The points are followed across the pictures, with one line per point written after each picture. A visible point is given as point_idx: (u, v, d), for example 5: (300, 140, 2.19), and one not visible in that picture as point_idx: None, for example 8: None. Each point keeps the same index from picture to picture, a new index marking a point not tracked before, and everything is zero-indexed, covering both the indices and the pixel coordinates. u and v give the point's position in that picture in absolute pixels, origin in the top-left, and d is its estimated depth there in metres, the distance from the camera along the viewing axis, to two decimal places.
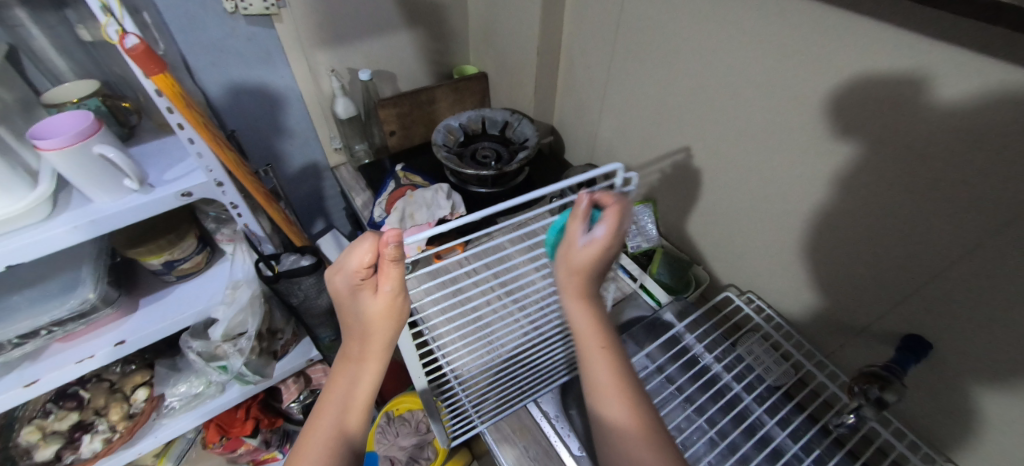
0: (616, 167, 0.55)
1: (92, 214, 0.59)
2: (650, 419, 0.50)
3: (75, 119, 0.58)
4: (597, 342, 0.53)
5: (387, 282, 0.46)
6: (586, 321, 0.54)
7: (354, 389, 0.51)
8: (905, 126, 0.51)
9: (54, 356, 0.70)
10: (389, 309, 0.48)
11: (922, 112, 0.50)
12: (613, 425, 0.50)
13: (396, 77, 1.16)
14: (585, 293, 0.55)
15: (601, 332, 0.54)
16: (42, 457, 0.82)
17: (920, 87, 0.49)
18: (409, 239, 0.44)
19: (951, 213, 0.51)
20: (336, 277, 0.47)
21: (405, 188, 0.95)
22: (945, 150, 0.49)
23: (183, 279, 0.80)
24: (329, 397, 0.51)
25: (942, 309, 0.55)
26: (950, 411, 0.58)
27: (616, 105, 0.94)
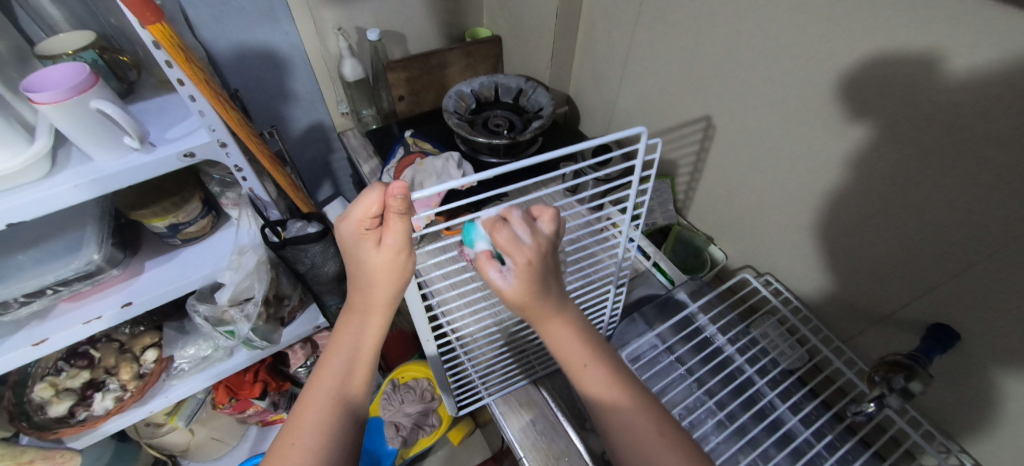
0: (641, 131, 0.45)
1: (92, 173, 0.57)
2: (666, 423, 0.46)
3: (53, 81, 0.54)
4: (583, 360, 0.49)
5: (393, 236, 0.44)
6: (569, 338, 0.49)
7: (359, 341, 0.50)
8: (950, 103, 0.47)
9: (61, 315, 0.69)
10: (393, 264, 0.46)
11: (969, 88, 0.45)
12: (630, 437, 0.45)
13: (405, 38, 1.10)
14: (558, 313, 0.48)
15: (584, 345, 0.49)
16: (55, 412, 0.84)
17: (971, 59, 0.44)
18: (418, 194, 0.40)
19: (988, 199, 0.47)
20: (342, 226, 0.45)
21: (413, 156, 0.92)
22: (989, 129, 0.45)
23: (189, 243, 0.79)
24: (334, 348, 0.50)
25: (968, 301, 0.52)
26: (968, 402, 0.57)
27: (636, 74, 0.89)
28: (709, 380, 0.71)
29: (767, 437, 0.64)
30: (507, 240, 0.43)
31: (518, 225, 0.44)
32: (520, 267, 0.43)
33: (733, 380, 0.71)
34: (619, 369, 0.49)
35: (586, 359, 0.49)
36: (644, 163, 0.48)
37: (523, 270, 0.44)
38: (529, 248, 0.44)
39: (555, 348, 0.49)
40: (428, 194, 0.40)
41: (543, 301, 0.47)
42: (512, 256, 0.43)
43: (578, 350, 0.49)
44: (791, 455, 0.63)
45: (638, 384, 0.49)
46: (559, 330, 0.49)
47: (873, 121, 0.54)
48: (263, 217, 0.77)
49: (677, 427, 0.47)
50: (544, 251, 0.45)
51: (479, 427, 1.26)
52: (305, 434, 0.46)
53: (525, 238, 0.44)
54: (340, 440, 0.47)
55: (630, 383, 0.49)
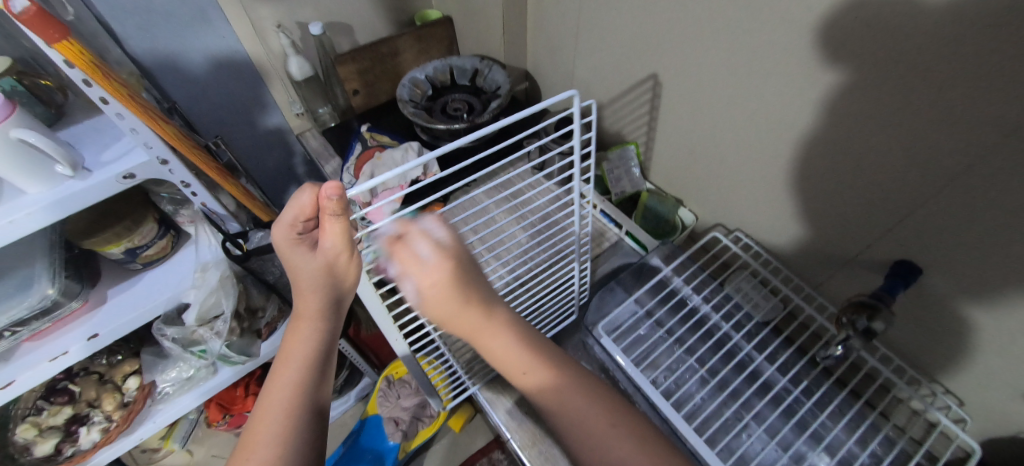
0: (571, 94, 0.44)
1: (26, 206, 0.55)
2: (619, 411, 0.46)
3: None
4: (521, 367, 0.48)
5: (330, 239, 0.43)
6: (501, 348, 0.49)
7: (308, 348, 0.50)
8: (906, 36, 0.46)
9: (25, 355, 0.67)
10: (336, 263, 0.46)
11: (915, 19, 0.45)
12: (584, 436, 0.45)
13: (352, 29, 1.06)
14: (480, 327, 0.48)
15: (521, 350, 0.49)
16: (41, 452, 0.83)
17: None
18: (353, 191, 0.38)
19: (950, 128, 0.47)
20: (277, 231, 0.46)
21: (372, 150, 0.90)
22: (946, 56, 0.44)
23: (150, 267, 0.77)
24: (285, 358, 0.49)
25: (931, 233, 0.53)
26: (940, 334, 0.58)
27: (592, 42, 0.87)
28: (688, 339, 0.72)
29: (748, 388, 0.66)
30: (402, 253, 0.45)
31: (416, 238, 0.45)
32: (434, 274, 0.45)
33: (711, 336, 0.72)
34: (564, 367, 0.49)
35: (525, 366, 0.48)
36: (580, 129, 0.47)
37: (429, 282, 0.45)
38: (435, 261, 0.45)
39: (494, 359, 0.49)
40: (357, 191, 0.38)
41: (467, 317, 0.47)
42: (427, 263, 0.45)
43: (514, 359, 0.48)
44: (773, 404, 0.64)
45: (589, 379, 0.49)
46: (489, 339, 0.49)
47: (834, 63, 0.53)
48: (222, 230, 0.76)
49: (628, 412, 0.47)
50: (451, 256, 0.46)
51: (479, 412, 1.27)
52: (261, 447, 0.44)
53: (429, 250, 0.45)
54: (300, 448, 0.45)
55: (575, 380, 0.48)
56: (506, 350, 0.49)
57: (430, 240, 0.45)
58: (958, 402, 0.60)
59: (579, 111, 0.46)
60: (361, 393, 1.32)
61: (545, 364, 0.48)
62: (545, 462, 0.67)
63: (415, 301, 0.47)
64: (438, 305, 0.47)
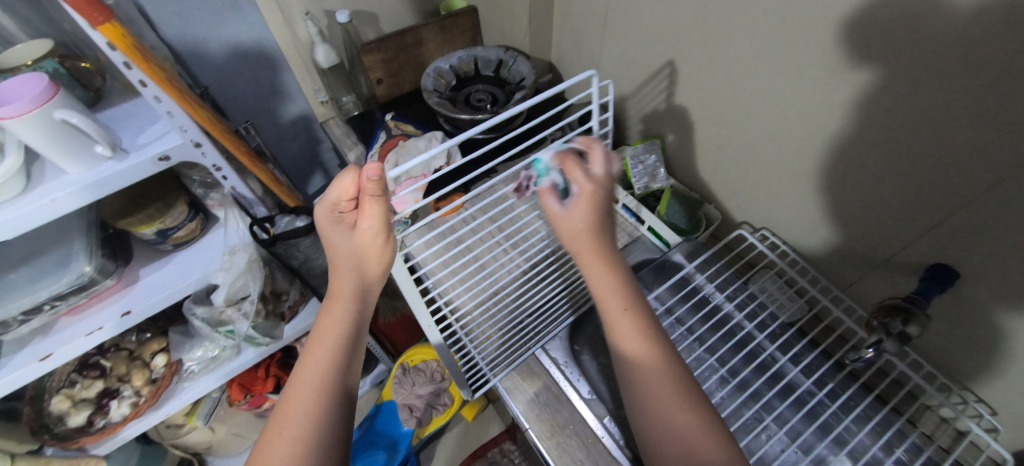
0: (593, 72, 0.47)
1: (68, 185, 0.57)
2: (683, 382, 0.47)
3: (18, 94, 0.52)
4: (622, 306, 0.51)
5: (368, 220, 0.45)
6: (610, 284, 0.52)
7: (341, 328, 0.50)
8: (954, 32, 0.44)
9: (62, 330, 0.70)
10: (373, 244, 0.47)
11: (961, 18, 0.43)
12: (656, 393, 0.46)
13: (378, 18, 1.06)
14: (603, 253, 0.52)
15: (622, 293, 0.51)
16: (75, 423, 0.87)
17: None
18: (393, 172, 0.39)
19: (999, 128, 0.44)
20: (318, 209, 0.47)
21: (396, 139, 0.90)
22: (999, 52, 0.42)
23: (180, 248, 0.79)
24: (319, 336, 0.50)
25: (968, 239, 0.51)
26: (976, 343, 0.56)
27: (618, 33, 0.86)
28: (710, 337, 0.72)
29: (770, 389, 0.65)
30: (573, 170, 0.51)
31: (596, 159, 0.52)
32: (584, 190, 0.51)
33: (733, 336, 0.71)
34: (650, 324, 0.50)
35: (625, 306, 0.50)
36: (599, 107, 0.51)
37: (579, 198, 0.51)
38: (591, 179, 0.51)
39: (597, 292, 0.52)
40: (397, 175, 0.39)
41: (596, 238, 0.52)
42: (578, 187, 0.51)
43: (617, 296, 0.51)
44: (795, 406, 0.63)
45: (664, 339, 0.50)
46: (601, 272, 0.52)
47: (871, 63, 0.52)
48: (250, 214, 0.77)
49: (692, 383, 0.48)
50: (606, 187, 0.52)
51: (492, 403, 1.29)
52: (292, 423, 0.45)
53: (597, 172, 0.52)
54: (329, 429, 0.46)
55: (657, 336, 0.50)
56: (615, 292, 0.51)
57: (593, 165, 0.52)
58: (990, 412, 0.58)
59: (597, 90, 0.49)
60: (376, 378, 1.35)
61: (640, 315, 0.50)
62: (563, 454, 0.67)
63: (558, 214, 0.53)
64: (580, 215, 0.52)
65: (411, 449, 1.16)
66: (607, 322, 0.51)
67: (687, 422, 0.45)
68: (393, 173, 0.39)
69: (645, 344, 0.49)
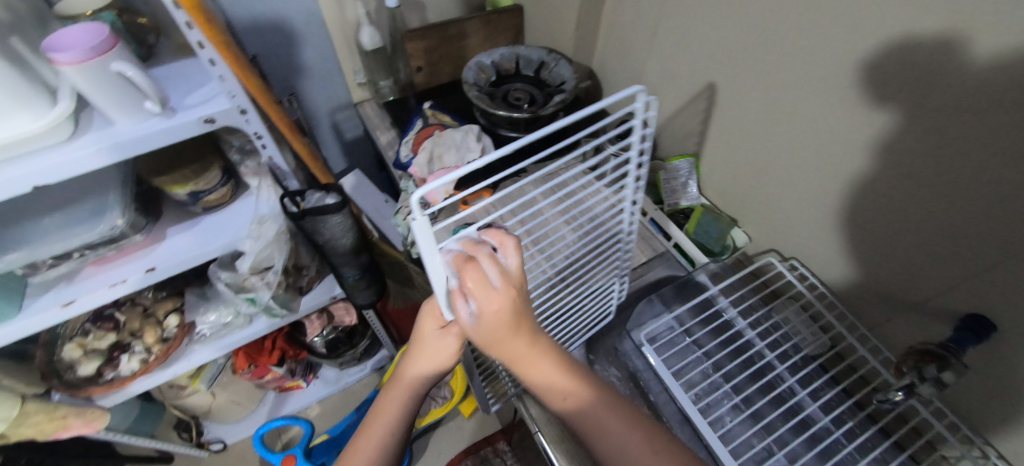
0: (639, 89, 0.45)
1: (115, 136, 0.57)
2: (660, 440, 0.47)
3: (63, 43, 0.52)
4: (564, 393, 0.49)
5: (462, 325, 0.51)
6: (547, 372, 0.49)
7: (399, 411, 0.55)
8: (988, 81, 0.46)
9: (87, 279, 0.71)
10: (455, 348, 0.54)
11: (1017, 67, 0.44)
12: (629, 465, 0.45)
13: (423, 6, 1.07)
14: (536, 348, 0.48)
15: (566, 375, 0.50)
16: (85, 372, 0.87)
17: (1021, 38, 0.43)
18: (417, 192, 0.34)
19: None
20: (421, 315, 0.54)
21: (432, 128, 0.91)
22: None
23: (209, 211, 0.79)
24: (381, 410, 0.56)
25: (1008, 291, 0.50)
26: (1003, 397, 0.55)
27: (663, 48, 0.86)
28: (726, 363, 0.70)
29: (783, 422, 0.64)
30: (474, 289, 0.41)
31: (503, 258, 0.44)
32: (492, 306, 0.42)
33: (752, 364, 0.70)
34: (604, 392, 0.51)
35: (566, 392, 0.49)
36: (641, 123, 0.50)
37: (488, 311, 0.42)
38: (499, 292, 0.42)
39: (534, 384, 0.49)
40: (435, 185, 0.33)
41: (513, 340, 0.45)
42: (478, 310, 0.42)
43: (557, 384, 0.49)
44: (807, 440, 0.62)
45: (618, 397, 0.51)
46: (537, 365, 0.48)
47: (908, 104, 0.53)
48: (282, 186, 0.77)
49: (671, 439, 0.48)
50: (514, 284, 0.43)
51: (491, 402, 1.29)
52: None
53: (501, 283, 0.42)
54: None
55: (608, 402, 0.50)
56: (557, 377, 0.49)
57: (500, 265, 0.43)
58: (998, 456, 0.56)
59: (642, 106, 0.48)
60: (377, 363, 1.36)
61: (590, 390, 0.50)
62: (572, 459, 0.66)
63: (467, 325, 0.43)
64: (492, 324, 0.43)
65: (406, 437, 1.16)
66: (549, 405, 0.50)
67: None
68: (431, 187, 0.33)
69: (597, 408, 0.49)
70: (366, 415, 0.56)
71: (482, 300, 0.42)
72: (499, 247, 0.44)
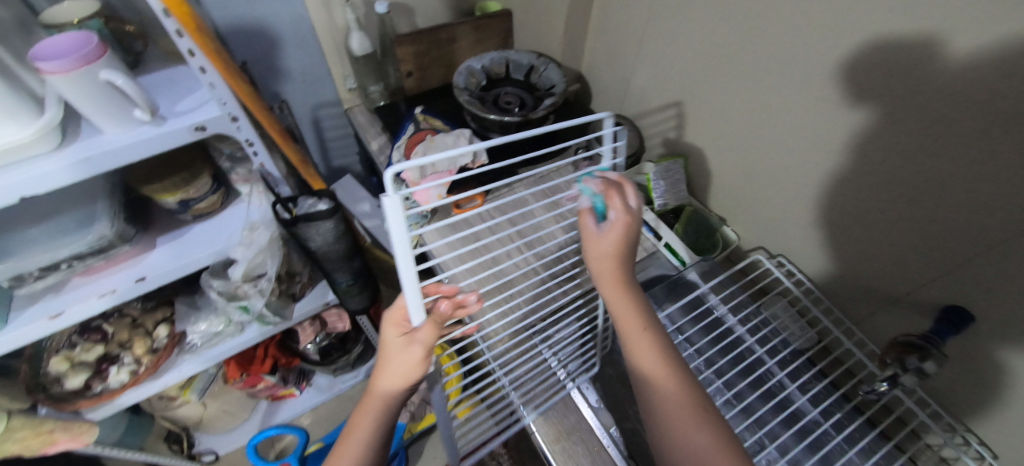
0: (607, 116, 0.51)
1: (102, 146, 0.56)
2: (703, 401, 0.46)
3: (51, 52, 0.52)
4: (641, 328, 0.50)
5: (422, 333, 0.49)
6: (626, 306, 0.51)
7: (370, 431, 0.52)
8: (958, 81, 0.48)
9: (74, 289, 0.70)
10: (420, 359, 0.50)
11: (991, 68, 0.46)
12: (673, 415, 0.45)
13: (413, 11, 1.07)
14: (622, 279, 0.52)
15: (642, 316, 0.51)
16: (71, 385, 0.85)
17: (990, 38, 0.45)
18: (394, 167, 0.38)
19: (1003, 171, 0.48)
20: (386, 329, 0.52)
21: (424, 132, 0.91)
22: (999, 99, 0.46)
23: (199, 219, 0.79)
24: (352, 431, 0.53)
25: (986, 282, 0.53)
26: (982, 386, 0.57)
27: (650, 50, 0.88)
28: (718, 360, 0.71)
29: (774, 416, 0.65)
30: (615, 199, 0.50)
31: (629, 192, 0.52)
32: (621, 222, 0.50)
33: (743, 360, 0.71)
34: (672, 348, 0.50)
35: (646, 330, 0.50)
36: (610, 148, 0.55)
37: (612, 226, 0.50)
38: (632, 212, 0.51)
39: (615, 315, 0.52)
40: (398, 167, 0.37)
41: (618, 264, 0.52)
42: (616, 215, 0.50)
43: (634, 320, 0.51)
44: (798, 434, 0.63)
45: (685, 369, 0.48)
46: (618, 294, 0.51)
47: (888, 103, 0.55)
48: (274, 194, 0.78)
49: (711, 405, 0.47)
50: (637, 219, 0.51)
51: None
52: None
53: (633, 206, 0.52)
54: None
55: (672, 356, 0.49)
56: (633, 314, 0.51)
57: (626, 201, 0.51)
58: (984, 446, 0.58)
59: (610, 132, 0.53)
60: (371, 370, 1.35)
61: (659, 338, 0.50)
62: (568, 459, 0.67)
63: (592, 233, 0.52)
64: (611, 241, 0.51)
65: (402, 442, 1.16)
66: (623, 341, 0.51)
67: (706, 445, 0.43)
68: (401, 166, 0.37)
69: (661, 355, 0.49)
70: (341, 436, 0.54)
71: (614, 221, 0.50)
72: (629, 184, 0.53)
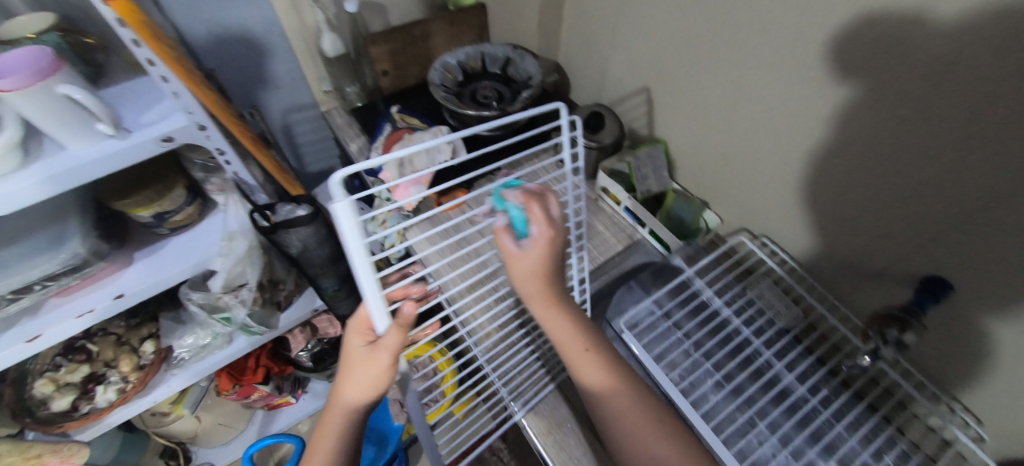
0: (559, 106, 0.51)
1: (67, 162, 0.55)
2: (655, 408, 0.51)
3: (5, 69, 0.51)
4: (582, 346, 0.53)
5: (387, 342, 0.49)
6: (563, 325, 0.53)
7: (337, 439, 0.52)
8: (927, 52, 0.48)
9: (52, 311, 0.68)
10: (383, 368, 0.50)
11: (956, 38, 0.46)
12: (631, 426, 0.49)
13: (385, 9, 1.06)
14: (554, 298, 0.53)
15: (579, 332, 0.53)
16: (58, 407, 0.84)
17: (953, 7, 0.45)
18: (339, 172, 0.37)
19: (975, 141, 0.48)
20: (350, 337, 0.52)
21: (401, 131, 0.90)
22: (968, 69, 0.46)
23: (176, 232, 0.77)
24: (320, 439, 0.53)
25: (963, 252, 0.53)
26: (965, 354, 0.58)
27: (625, 37, 0.87)
28: (706, 342, 0.71)
29: (763, 396, 0.65)
30: (539, 213, 0.49)
31: (551, 203, 0.51)
32: (545, 237, 0.49)
33: (730, 341, 0.71)
34: (615, 358, 0.53)
35: (586, 345, 0.53)
36: (569, 138, 0.54)
37: (536, 245, 0.49)
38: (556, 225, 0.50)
39: (554, 336, 0.53)
40: (344, 174, 0.36)
41: (548, 284, 0.52)
42: (539, 231, 0.49)
43: (573, 339, 0.53)
44: (787, 412, 0.64)
45: (626, 369, 0.53)
46: (555, 315, 0.53)
47: (859, 78, 0.55)
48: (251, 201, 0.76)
49: (663, 407, 0.52)
50: (559, 230, 0.50)
51: None
52: None
53: (555, 216, 0.51)
54: None
55: (615, 367, 0.53)
56: (572, 333, 0.53)
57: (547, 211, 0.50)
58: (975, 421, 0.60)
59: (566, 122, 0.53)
60: None
61: (598, 351, 0.53)
62: (560, 452, 0.67)
63: (513, 255, 0.50)
64: (536, 259, 0.50)
65: (400, 444, 1.15)
66: (566, 360, 0.53)
67: (666, 453, 0.48)
68: (346, 172, 0.37)
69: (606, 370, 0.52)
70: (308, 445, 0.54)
71: (536, 237, 0.49)
72: (549, 194, 0.52)
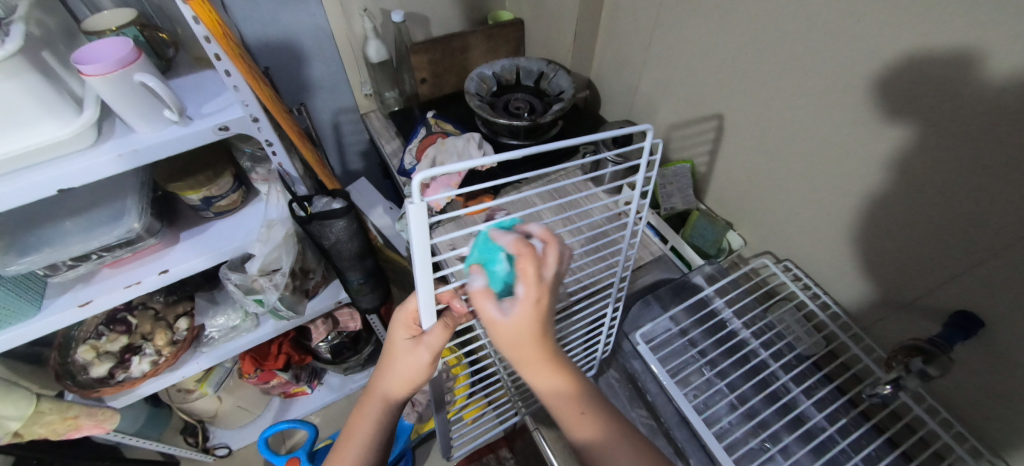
0: (650, 128, 0.47)
1: (134, 143, 0.60)
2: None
3: (89, 56, 0.56)
4: (579, 408, 0.48)
5: (432, 340, 0.51)
6: (560, 387, 0.47)
7: (366, 436, 0.55)
8: (963, 87, 0.49)
9: (103, 280, 0.74)
10: (422, 367, 0.53)
11: (998, 77, 0.47)
12: None
13: (428, 21, 1.11)
14: (548, 362, 0.46)
15: (576, 392, 0.48)
16: (97, 373, 0.90)
17: (991, 45, 0.46)
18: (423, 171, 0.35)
19: (1012, 176, 0.48)
20: (394, 331, 0.55)
21: (435, 136, 0.95)
22: (1008, 106, 0.47)
23: (220, 216, 0.82)
24: (352, 433, 0.55)
25: (997, 288, 0.52)
26: (996, 395, 0.57)
27: (658, 58, 0.89)
28: (722, 362, 0.71)
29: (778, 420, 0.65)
30: (529, 271, 0.41)
31: (548, 258, 0.43)
32: (532, 300, 0.41)
33: (746, 361, 0.71)
34: (613, 415, 0.50)
35: (583, 407, 0.48)
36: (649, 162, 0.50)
37: (523, 307, 0.42)
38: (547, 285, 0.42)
39: (548, 397, 0.48)
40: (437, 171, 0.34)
41: (535, 346, 0.44)
42: (525, 292, 0.41)
43: (570, 400, 0.48)
44: (803, 438, 0.63)
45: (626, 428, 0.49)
46: (550, 378, 0.47)
47: (893, 108, 0.56)
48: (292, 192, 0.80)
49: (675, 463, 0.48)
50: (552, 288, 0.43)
51: None
52: None
53: (549, 275, 0.42)
54: None
55: (614, 428, 0.49)
56: (568, 395, 0.48)
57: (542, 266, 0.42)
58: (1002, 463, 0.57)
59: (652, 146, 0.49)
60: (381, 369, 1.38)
61: (597, 413, 0.49)
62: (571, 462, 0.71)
63: (496, 320, 0.43)
64: (522, 324, 0.42)
65: (408, 442, 1.17)
66: (560, 420, 0.49)
67: None
68: (433, 172, 0.34)
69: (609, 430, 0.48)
70: (339, 438, 0.56)
71: (521, 299, 0.41)
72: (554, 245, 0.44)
